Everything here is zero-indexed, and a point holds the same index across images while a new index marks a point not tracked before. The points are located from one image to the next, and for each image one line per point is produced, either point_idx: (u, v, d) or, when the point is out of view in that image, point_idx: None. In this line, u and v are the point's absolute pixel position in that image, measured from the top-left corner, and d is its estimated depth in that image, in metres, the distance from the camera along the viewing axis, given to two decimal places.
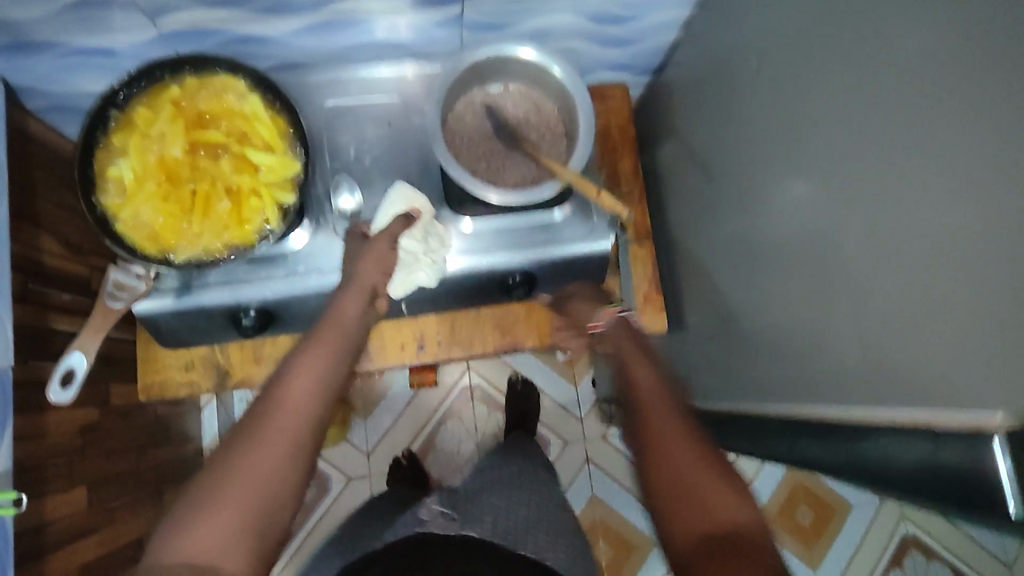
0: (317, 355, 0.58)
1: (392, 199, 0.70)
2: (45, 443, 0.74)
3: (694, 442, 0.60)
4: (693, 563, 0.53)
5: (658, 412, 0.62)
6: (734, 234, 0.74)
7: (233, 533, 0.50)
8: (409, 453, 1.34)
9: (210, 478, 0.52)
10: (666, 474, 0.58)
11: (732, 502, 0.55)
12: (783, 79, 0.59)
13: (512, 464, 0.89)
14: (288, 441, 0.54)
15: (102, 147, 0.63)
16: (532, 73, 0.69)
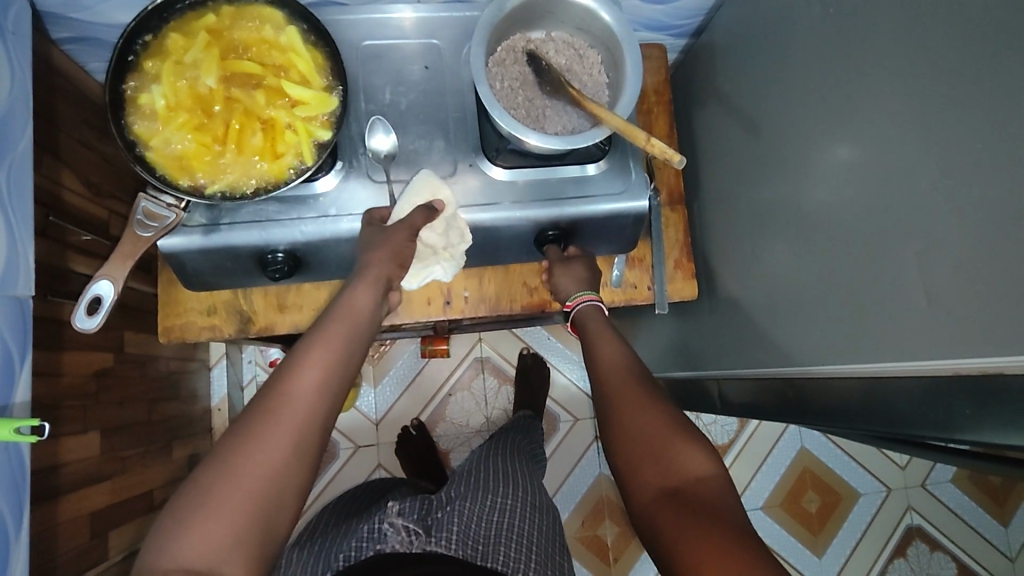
0: (325, 348, 0.55)
1: (414, 187, 0.68)
2: (61, 382, 0.72)
3: (653, 404, 0.58)
4: (653, 520, 0.51)
5: (625, 387, 0.60)
6: (775, 196, 0.73)
7: (235, 536, 0.45)
8: (419, 422, 1.32)
9: (213, 472, 0.47)
10: (624, 436, 0.57)
11: (697, 453, 0.53)
12: (848, 29, 0.58)
13: (490, 470, 0.88)
14: (295, 440, 0.50)
15: (135, 73, 0.61)
16: (579, 19, 0.67)
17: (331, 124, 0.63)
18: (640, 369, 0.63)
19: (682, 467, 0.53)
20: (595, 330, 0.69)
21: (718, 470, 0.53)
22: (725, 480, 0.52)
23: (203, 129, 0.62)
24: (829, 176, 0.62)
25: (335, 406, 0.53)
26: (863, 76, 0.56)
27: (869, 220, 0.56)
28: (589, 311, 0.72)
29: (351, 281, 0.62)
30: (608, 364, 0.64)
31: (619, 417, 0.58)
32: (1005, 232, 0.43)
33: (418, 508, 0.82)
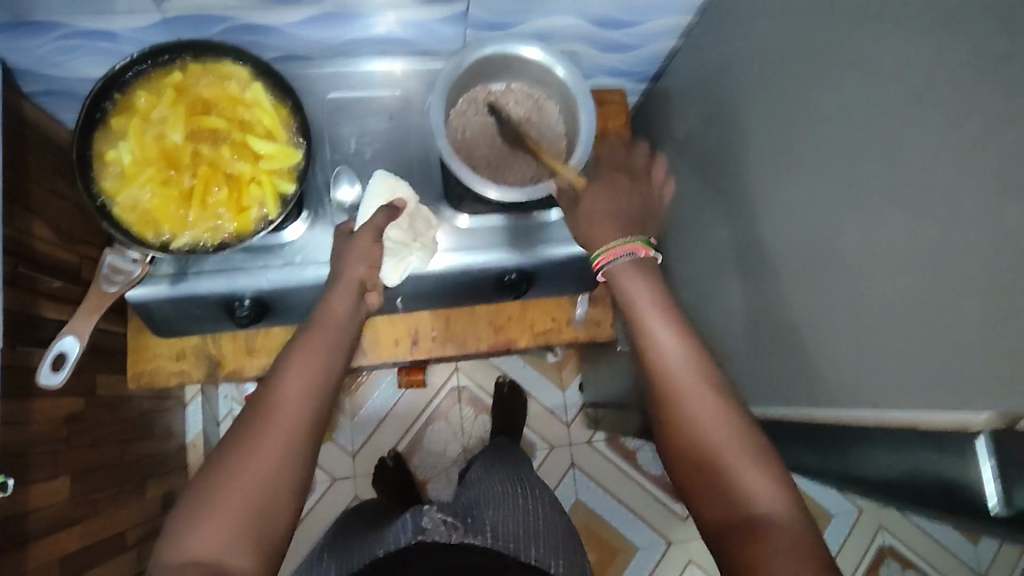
0: (309, 355, 0.57)
1: (373, 188, 0.68)
2: (31, 430, 0.73)
3: (718, 408, 0.57)
4: (722, 543, 0.53)
5: (692, 389, 0.58)
6: (726, 236, 0.75)
7: (236, 533, 0.49)
8: (394, 454, 1.33)
9: (212, 475, 0.51)
10: (693, 459, 0.57)
11: (769, 484, 0.52)
12: (778, 83, 0.60)
13: (505, 482, 0.88)
14: (286, 441, 0.53)
15: (102, 130, 0.63)
16: (536, 73, 0.70)
17: (294, 177, 0.65)
18: (708, 366, 0.59)
19: (750, 490, 0.53)
20: (628, 288, 0.62)
21: (794, 506, 0.52)
22: (804, 516, 0.51)
23: (170, 184, 0.64)
24: (759, 222, 0.64)
25: (322, 408, 0.56)
26: (785, 128, 0.58)
27: (797, 267, 0.58)
28: (623, 268, 0.63)
29: (330, 288, 0.63)
30: (661, 353, 0.60)
31: (686, 430, 0.57)
32: (900, 284, 0.44)
33: (451, 509, 0.81)
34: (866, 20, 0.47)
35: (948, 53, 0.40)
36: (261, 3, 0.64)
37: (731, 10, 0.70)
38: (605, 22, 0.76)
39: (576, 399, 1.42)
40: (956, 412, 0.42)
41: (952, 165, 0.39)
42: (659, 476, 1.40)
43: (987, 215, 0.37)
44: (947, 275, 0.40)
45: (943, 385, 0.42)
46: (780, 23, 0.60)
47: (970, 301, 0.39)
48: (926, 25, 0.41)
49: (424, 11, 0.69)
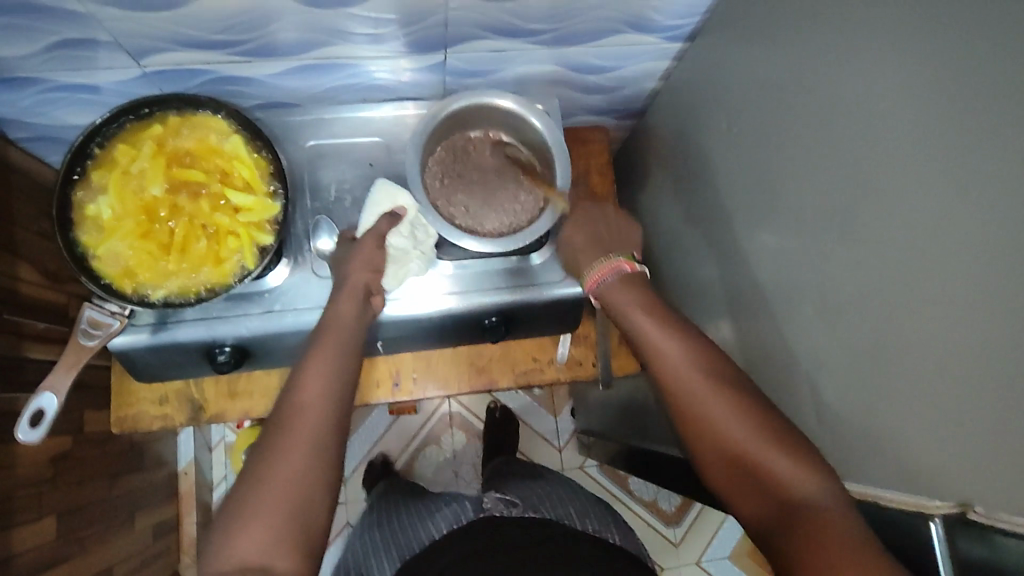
0: (322, 358, 0.59)
1: (377, 196, 0.68)
2: (14, 473, 0.73)
3: (727, 400, 0.54)
4: (773, 542, 0.48)
5: (701, 390, 0.54)
6: (704, 280, 0.76)
7: (274, 535, 0.50)
8: (382, 458, 1.34)
9: (246, 484, 0.53)
10: (716, 457, 0.53)
11: (797, 466, 0.49)
12: (756, 138, 0.61)
13: (555, 490, 0.98)
14: (313, 443, 0.55)
15: (82, 184, 0.64)
16: (513, 121, 0.71)
17: (272, 229, 0.65)
18: (712, 360, 0.56)
19: (785, 481, 0.49)
20: (618, 302, 0.62)
21: (829, 486, 0.48)
22: (840, 492, 0.48)
23: (148, 237, 0.64)
24: (743, 275, 0.65)
25: (343, 410, 0.58)
26: (768, 186, 0.59)
27: (776, 325, 0.59)
28: (612, 285, 0.63)
29: (334, 293, 0.64)
30: (667, 358, 0.57)
31: (704, 431, 0.54)
32: (880, 358, 0.46)
33: (517, 505, 0.91)
34: (843, 95, 0.48)
35: (921, 142, 0.41)
36: (237, 56, 0.66)
37: (707, 59, 0.70)
38: (582, 67, 0.77)
39: (567, 424, 1.42)
40: (912, 495, 0.45)
41: (927, 255, 0.41)
42: (652, 502, 1.40)
43: (979, 296, 0.38)
44: (921, 360, 0.42)
45: (920, 461, 0.44)
46: (756, 79, 0.60)
47: (944, 389, 0.41)
48: (901, 113, 0.43)
49: (401, 61, 0.71)
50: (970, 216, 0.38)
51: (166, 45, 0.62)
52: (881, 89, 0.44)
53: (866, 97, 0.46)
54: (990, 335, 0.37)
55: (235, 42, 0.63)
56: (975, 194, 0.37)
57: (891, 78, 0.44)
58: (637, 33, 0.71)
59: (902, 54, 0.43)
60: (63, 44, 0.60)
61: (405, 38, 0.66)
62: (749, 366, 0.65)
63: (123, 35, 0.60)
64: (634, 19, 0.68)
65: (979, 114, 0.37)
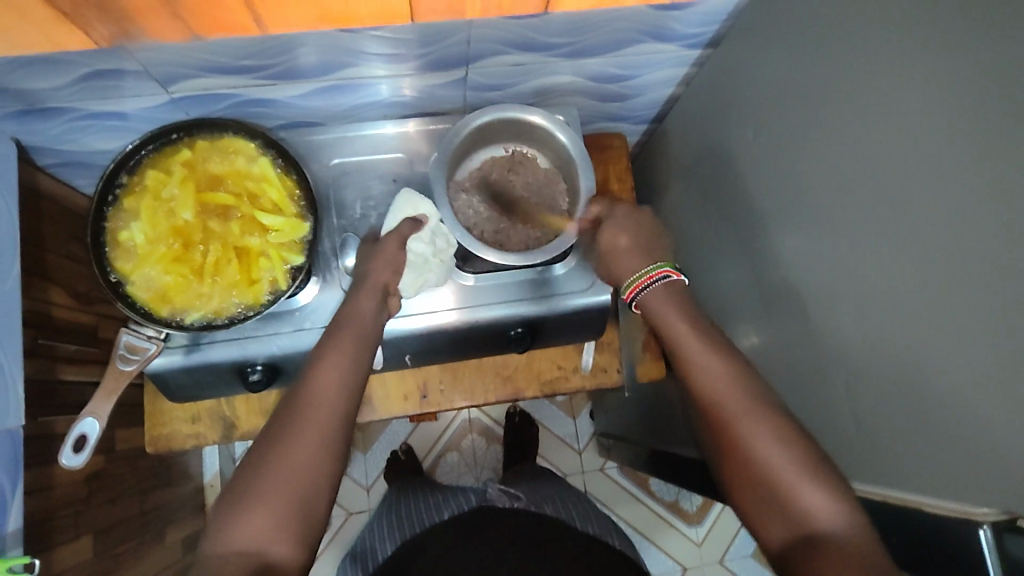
0: (341, 352, 0.59)
1: (398, 203, 0.69)
2: (52, 494, 0.74)
3: (763, 421, 0.54)
4: (787, 566, 0.49)
5: (739, 407, 0.55)
6: (727, 285, 0.76)
7: (276, 526, 0.51)
8: (407, 446, 1.36)
9: (252, 472, 0.53)
10: (744, 477, 0.53)
11: (825, 497, 0.50)
12: (779, 146, 0.61)
13: (563, 487, 1.02)
14: (321, 435, 0.55)
15: (115, 211, 0.64)
16: (536, 136, 0.72)
17: (302, 248, 0.66)
18: (751, 382, 0.56)
19: (810, 509, 0.50)
20: (659, 313, 0.62)
21: (853, 521, 0.49)
22: (867, 531, 0.48)
23: (181, 260, 0.66)
24: (771, 282, 0.65)
25: (354, 404, 0.58)
26: (795, 195, 0.60)
27: (806, 333, 0.59)
28: (654, 294, 0.62)
29: (352, 290, 0.64)
30: (706, 373, 0.57)
31: (736, 448, 0.54)
32: (916, 365, 0.46)
33: (524, 496, 0.96)
34: (874, 106, 0.49)
35: (958, 151, 0.42)
36: (263, 79, 0.67)
37: (726, 66, 0.71)
38: (601, 77, 0.78)
39: (587, 427, 1.43)
40: (961, 502, 0.44)
41: (968, 267, 0.41)
42: (673, 503, 1.41)
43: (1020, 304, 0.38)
44: (960, 371, 0.43)
45: (958, 468, 0.44)
46: (778, 88, 0.61)
47: (983, 396, 0.41)
48: (937, 126, 0.43)
49: (422, 78, 0.71)
50: (1010, 227, 0.38)
51: (195, 71, 0.63)
52: (915, 99, 0.45)
53: (898, 109, 0.46)
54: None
55: (262, 67, 0.64)
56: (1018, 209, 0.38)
57: (925, 91, 0.44)
58: (657, 43, 0.71)
59: (937, 67, 0.43)
60: (93, 75, 0.61)
61: (428, 57, 0.67)
62: (778, 372, 0.65)
63: (154, 63, 0.61)
64: (654, 29, 0.68)
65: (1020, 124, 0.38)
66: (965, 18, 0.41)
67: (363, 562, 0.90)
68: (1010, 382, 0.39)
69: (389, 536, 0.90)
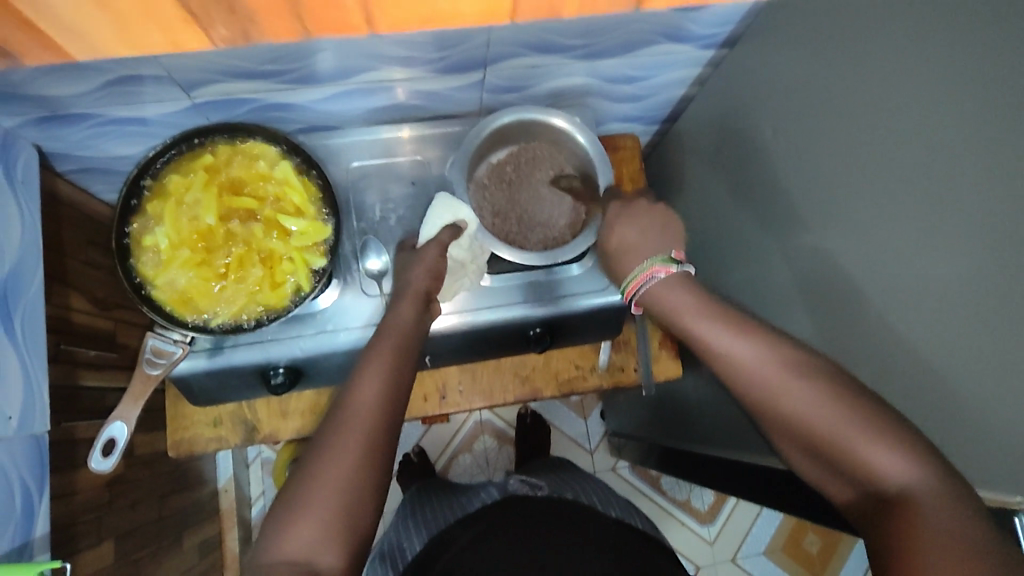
0: (382, 362, 0.60)
1: (436, 208, 0.68)
2: (76, 499, 0.75)
3: (804, 384, 0.51)
4: (869, 526, 0.48)
5: (773, 376, 0.53)
6: (744, 282, 0.76)
7: (323, 537, 0.52)
8: (418, 449, 1.36)
9: (300, 482, 0.54)
10: (806, 453, 0.52)
11: (886, 449, 0.47)
12: (798, 144, 0.62)
13: (584, 477, 1.02)
14: (366, 444, 0.55)
15: (138, 216, 0.65)
16: (554, 136, 0.73)
17: (325, 252, 0.67)
18: (785, 349, 0.53)
19: (875, 465, 0.47)
20: (664, 304, 0.59)
21: (921, 463, 0.46)
22: (941, 481, 0.45)
23: (205, 264, 0.66)
24: (790, 278, 0.66)
25: (397, 412, 0.58)
26: (815, 190, 0.60)
27: (829, 328, 0.60)
28: (660, 284, 0.60)
29: (394, 300, 0.65)
30: (739, 349, 0.55)
31: (789, 426, 0.52)
32: (945, 358, 0.47)
33: (549, 485, 0.97)
34: (898, 100, 0.49)
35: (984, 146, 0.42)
36: (283, 84, 0.67)
37: (742, 65, 0.71)
38: (616, 78, 0.78)
39: (598, 427, 1.44)
40: (994, 491, 0.45)
41: (999, 259, 0.42)
42: (685, 501, 1.41)
43: None
44: (991, 362, 0.43)
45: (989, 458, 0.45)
46: (796, 86, 0.61)
47: (1016, 386, 0.42)
48: (966, 118, 0.44)
49: (441, 80, 0.72)
50: None
51: (217, 76, 0.64)
52: (941, 96, 0.45)
53: (924, 102, 0.47)
54: None
55: (283, 71, 0.65)
56: None
57: (950, 87, 0.45)
58: (672, 43, 0.72)
59: (963, 61, 0.44)
60: (117, 81, 0.61)
61: (445, 60, 0.68)
62: None
63: (178, 69, 0.61)
64: (671, 31, 0.69)
65: None
66: (990, 15, 0.42)
67: (394, 561, 0.90)
68: None
69: (417, 532, 0.91)
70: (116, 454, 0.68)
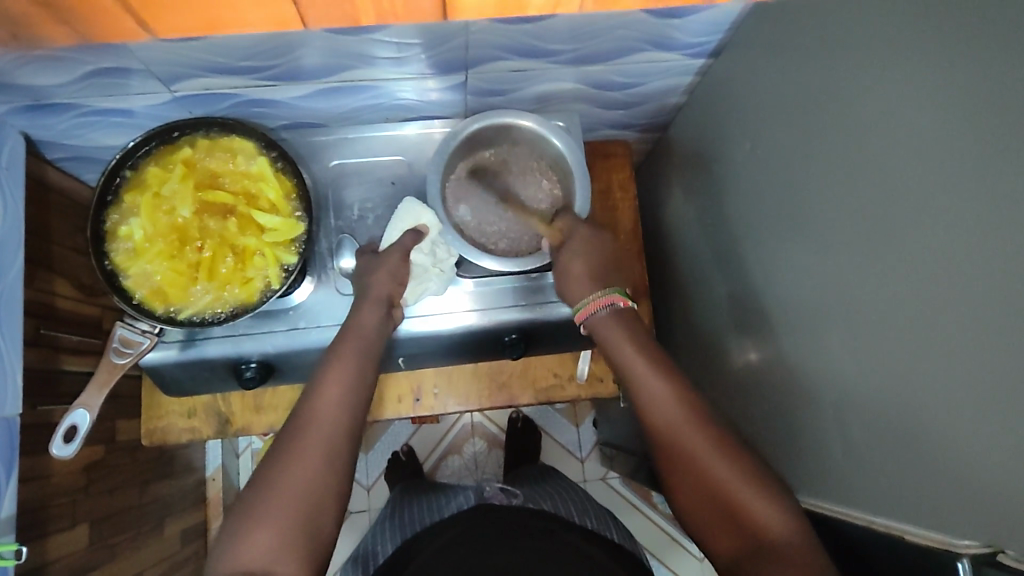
0: (343, 368, 0.59)
1: (401, 213, 0.68)
2: (50, 482, 0.75)
3: (709, 437, 0.56)
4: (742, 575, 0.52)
5: (682, 429, 0.57)
6: (725, 298, 0.75)
7: (279, 545, 0.50)
8: (407, 449, 1.36)
9: (258, 486, 0.53)
10: (699, 498, 0.56)
11: (767, 504, 0.53)
12: (778, 159, 0.60)
13: (563, 485, 1.01)
14: (325, 451, 0.55)
15: (115, 206, 0.65)
16: (535, 142, 0.72)
17: (297, 249, 0.67)
18: (696, 400, 0.58)
19: (756, 517, 0.52)
20: (610, 333, 0.63)
21: (794, 519, 0.52)
22: (815, 545, 0.50)
23: (178, 257, 0.66)
24: (766, 297, 0.64)
25: (357, 418, 0.58)
26: (792, 207, 0.58)
27: (800, 351, 0.58)
28: (602, 317, 0.64)
29: (356, 304, 0.65)
30: (654, 395, 0.59)
31: (683, 463, 0.56)
32: (905, 389, 0.45)
33: (526, 494, 0.97)
34: (872, 116, 0.47)
35: (949, 170, 0.40)
36: (264, 81, 0.67)
37: (730, 75, 0.69)
38: (604, 85, 0.77)
39: (589, 436, 1.42)
40: (940, 531, 0.43)
41: (959, 289, 0.40)
42: (675, 516, 1.39)
43: (1005, 330, 0.37)
44: (949, 395, 0.41)
45: (944, 498, 0.43)
46: (778, 99, 0.60)
47: (971, 424, 0.40)
48: (935, 138, 0.42)
49: (423, 82, 0.72)
50: (1000, 250, 0.37)
51: (196, 71, 0.64)
52: (911, 116, 0.43)
53: (895, 121, 0.45)
54: (1015, 371, 0.36)
55: (263, 67, 0.65)
56: (1007, 229, 0.37)
57: (919, 106, 0.43)
58: (660, 51, 0.70)
59: (932, 79, 0.42)
60: (97, 72, 0.62)
61: (426, 61, 0.67)
62: (771, 388, 0.64)
63: (157, 63, 0.61)
64: (657, 38, 0.68)
65: (1011, 144, 0.36)
66: (960, 32, 0.40)
67: (367, 564, 0.90)
68: (999, 410, 0.38)
69: (392, 537, 0.91)
70: (81, 441, 0.68)
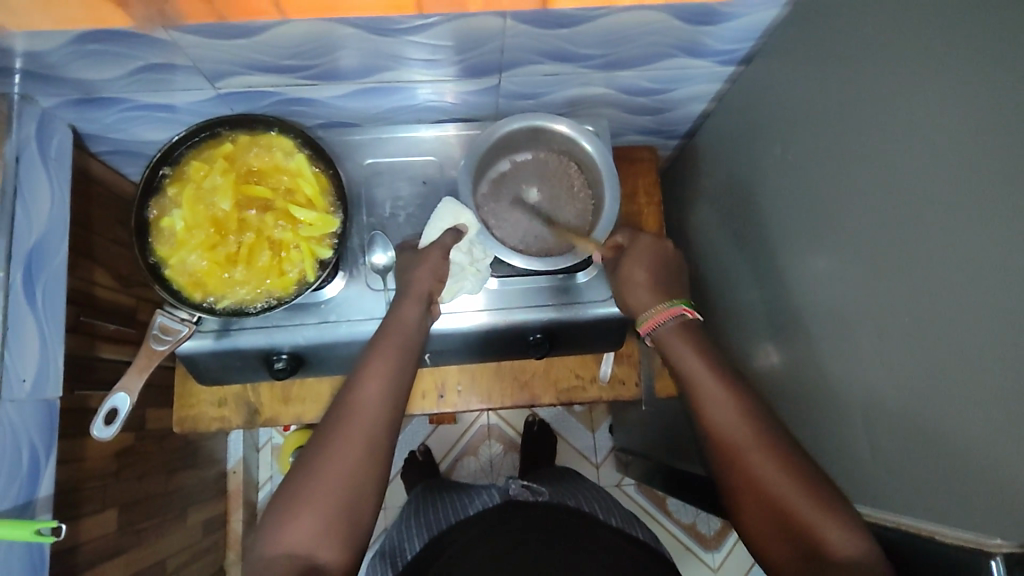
0: (384, 360, 0.60)
1: (441, 211, 0.69)
2: (84, 465, 0.77)
3: (774, 455, 0.56)
4: None
5: (746, 443, 0.57)
6: (750, 302, 0.75)
7: (322, 531, 0.53)
8: (425, 448, 1.37)
9: (300, 474, 0.55)
10: (762, 515, 0.55)
11: (837, 527, 0.52)
12: (805, 166, 0.61)
13: (585, 487, 1.01)
14: (365, 440, 0.56)
15: (159, 199, 0.68)
16: (565, 145, 0.73)
17: (332, 243, 0.68)
18: (759, 413, 0.58)
19: (825, 539, 0.52)
20: (676, 345, 0.64)
21: (865, 544, 0.51)
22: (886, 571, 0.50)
23: (217, 248, 0.68)
24: (791, 302, 0.65)
25: (397, 409, 0.59)
26: (819, 211, 0.59)
27: (826, 355, 0.59)
28: (669, 329, 0.65)
29: (397, 300, 0.66)
30: (721, 410, 0.59)
31: (748, 480, 0.56)
32: (932, 391, 0.45)
33: (551, 492, 0.97)
34: (901, 123, 0.48)
35: (978, 175, 0.41)
36: (304, 80, 0.69)
37: (759, 82, 0.70)
38: (634, 90, 0.78)
39: (606, 441, 1.43)
40: (972, 532, 0.44)
41: (987, 292, 0.41)
42: (690, 525, 1.39)
43: None
44: (975, 397, 0.42)
45: (972, 499, 0.43)
46: (806, 107, 0.61)
47: (998, 425, 0.40)
48: (963, 144, 0.42)
49: (456, 84, 0.73)
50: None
51: (240, 69, 0.66)
52: (940, 122, 0.44)
53: (923, 128, 0.46)
54: None
55: (304, 67, 0.67)
56: None
57: (948, 113, 0.44)
58: (690, 58, 0.72)
59: (961, 87, 0.43)
60: (146, 68, 0.64)
61: (461, 63, 0.69)
62: (796, 391, 0.64)
63: (203, 60, 0.64)
64: (687, 45, 0.69)
65: None
66: (989, 41, 0.41)
67: (394, 561, 0.91)
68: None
69: (417, 535, 0.92)
70: (118, 424, 0.70)
